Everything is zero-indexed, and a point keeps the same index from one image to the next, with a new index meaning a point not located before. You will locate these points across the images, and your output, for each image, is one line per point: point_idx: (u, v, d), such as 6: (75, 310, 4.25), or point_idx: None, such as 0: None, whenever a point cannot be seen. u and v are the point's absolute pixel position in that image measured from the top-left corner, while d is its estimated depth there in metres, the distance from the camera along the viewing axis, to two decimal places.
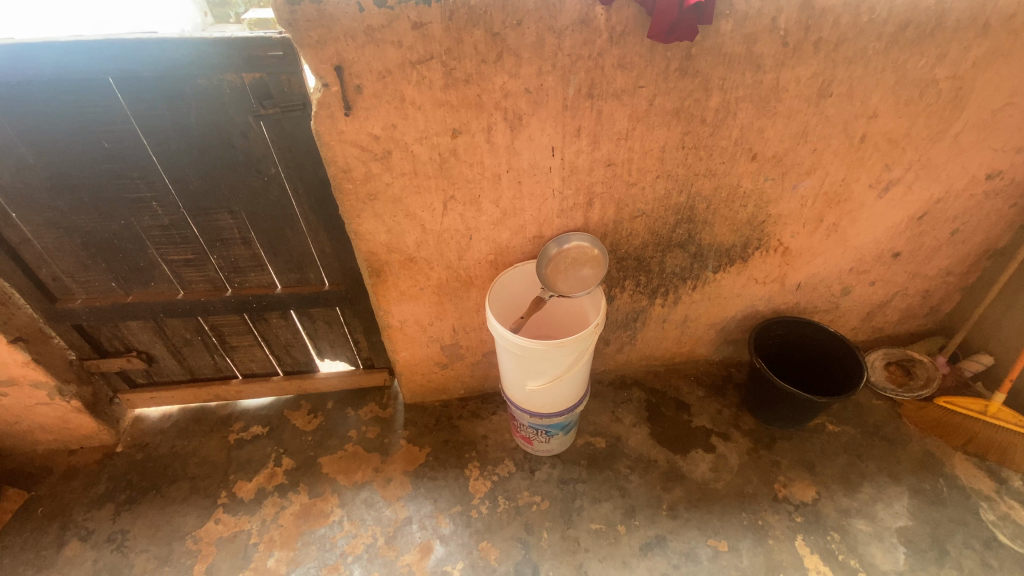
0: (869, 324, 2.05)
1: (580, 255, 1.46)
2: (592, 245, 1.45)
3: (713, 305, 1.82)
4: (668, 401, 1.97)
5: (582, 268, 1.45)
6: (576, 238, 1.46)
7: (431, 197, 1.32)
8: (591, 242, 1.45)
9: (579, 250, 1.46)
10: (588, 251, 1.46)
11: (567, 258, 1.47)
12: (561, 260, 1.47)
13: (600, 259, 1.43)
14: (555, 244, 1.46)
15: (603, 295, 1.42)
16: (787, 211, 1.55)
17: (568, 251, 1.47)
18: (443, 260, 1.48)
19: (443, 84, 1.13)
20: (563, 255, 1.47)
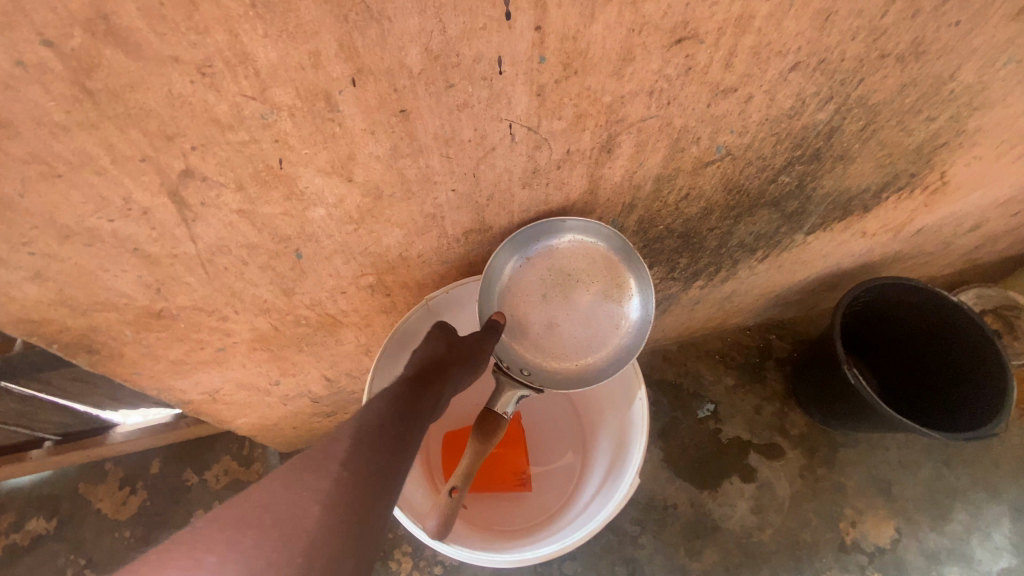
0: (969, 257, 1.40)
1: (572, 274, 0.72)
2: (601, 242, 0.69)
3: (781, 274, 1.08)
4: (687, 400, 1.33)
5: (583, 303, 0.74)
6: (566, 230, 0.67)
7: (116, 183, 0.41)
8: (600, 233, 0.67)
9: (573, 261, 0.70)
10: (592, 259, 0.71)
11: (543, 279, 0.72)
12: (531, 287, 0.72)
13: (636, 280, 0.71)
14: (513, 250, 0.67)
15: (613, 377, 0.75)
16: (996, 121, 0.74)
17: (544, 260, 0.70)
18: (248, 303, 0.61)
19: None
20: (532, 272, 0.71)
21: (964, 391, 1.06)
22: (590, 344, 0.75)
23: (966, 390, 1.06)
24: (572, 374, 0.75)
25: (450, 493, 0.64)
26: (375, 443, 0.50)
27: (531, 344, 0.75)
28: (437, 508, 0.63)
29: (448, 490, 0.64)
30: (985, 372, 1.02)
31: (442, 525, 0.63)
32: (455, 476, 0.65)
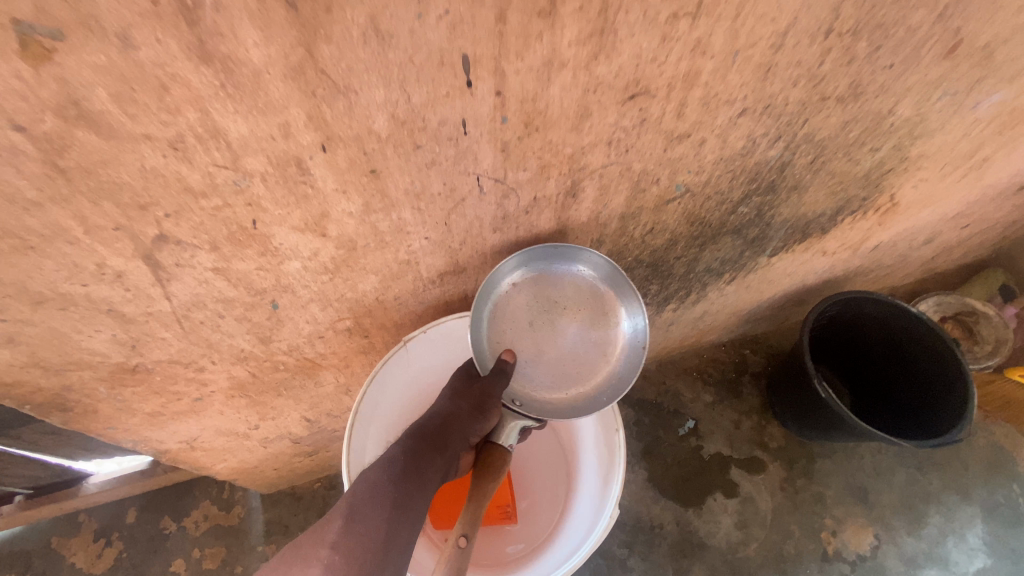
0: (926, 268, 1.46)
1: (566, 301, 0.73)
2: (591, 268, 0.71)
3: (749, 293, 1.12)
4: (668, 419, 1.35)
5: (578, 329, 0.74)
6: (557, 257, 0.69)
7: (91, 251, 0.42)
8: (590, 259, 0.69)
9: (565, 288, 0.72)
10: (584, 286, 0.72)
11: (537, 307, 0.73)
12: (526, 313, 0.73)
13: (629, 305, 0.73)
14: (507, 277, 0.68)
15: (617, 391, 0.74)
16: (936, 148, 0.79)
17: (538, 287, 0.71)
18: (224, 354, 0.61)
19: None
20: (526, 299, 0.72)
21: (931, 396, 1.11)
22: (587, 369, 0.75)
23: (931, 394, 1.11)
24: (568, 403, 0.74)
25: (460, 543, 0.61)
26: (372, 514, 0.50)
27: (528, 373, 0.74)
28: (447, 561, 0.60)
29: (457, 539, 0.62)
30: (942, 378, 1.09)
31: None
32: (463, 524, 0.63)
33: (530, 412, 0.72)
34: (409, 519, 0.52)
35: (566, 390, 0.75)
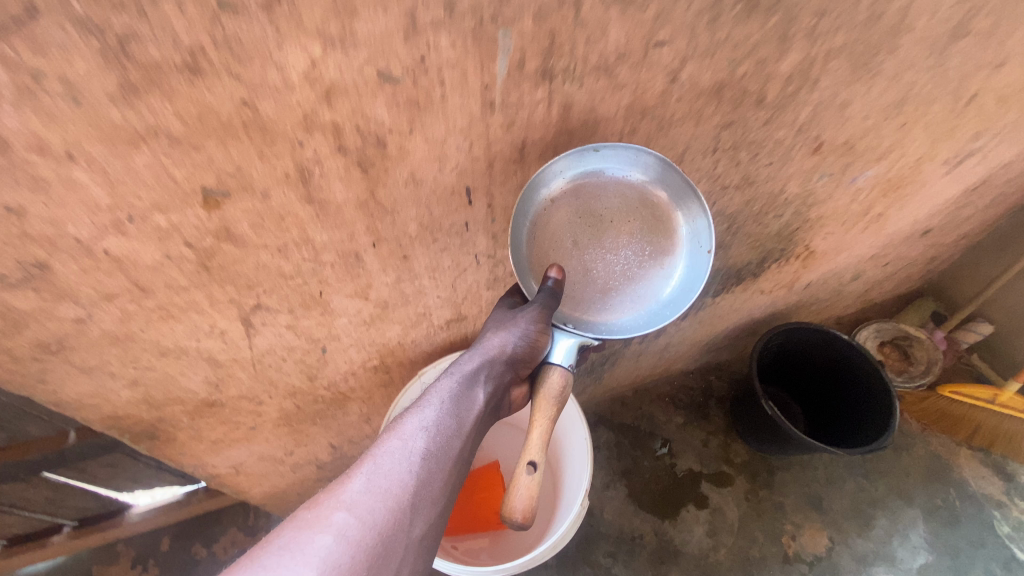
0: (863, 299, 1.67)
1: (619, 209, 0.71)
2: (645, 174, 0.67)
3: (704, 326, 1.31)
4: (645, 441, 1.52)
5: (635, 239, 0.72)
6: (607, 161, 0.65)
7: (209, 317, 0.60)
8: (643, 163, 0.65)
9: (618, 196, 0.70)
10: (637, 192, 0.70)
11: (588, 219, 0.71)
12: (576, 229, 0.71)
13: (681, 204, 0.70)
14: (555, 186, 0.66)
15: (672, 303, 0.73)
16: (832, 211, 1.00)
17: (587, 199, 0.69)
18: (280, 389, 0.79)
19: (115, 88, 0.37)
20: (575, 215, 0.70)
21: (863, 408, 1.31)
22: (644, 283, 0.74)
23: (864, 406, 1.31)
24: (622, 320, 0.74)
25: (531, 469, 0.65)
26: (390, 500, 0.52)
27: (584, 290, 0.74)
28: (522, 486, 0.64)
29: (527, 465, 0.65)
30: (869, 392, 1.29)
31: (529, 502, 0.64)
32: (532, 451, 0.66)
33: (586, 331, 0.72)
34: (437, 488, 0.56)
35: (624, 308, 0.75)
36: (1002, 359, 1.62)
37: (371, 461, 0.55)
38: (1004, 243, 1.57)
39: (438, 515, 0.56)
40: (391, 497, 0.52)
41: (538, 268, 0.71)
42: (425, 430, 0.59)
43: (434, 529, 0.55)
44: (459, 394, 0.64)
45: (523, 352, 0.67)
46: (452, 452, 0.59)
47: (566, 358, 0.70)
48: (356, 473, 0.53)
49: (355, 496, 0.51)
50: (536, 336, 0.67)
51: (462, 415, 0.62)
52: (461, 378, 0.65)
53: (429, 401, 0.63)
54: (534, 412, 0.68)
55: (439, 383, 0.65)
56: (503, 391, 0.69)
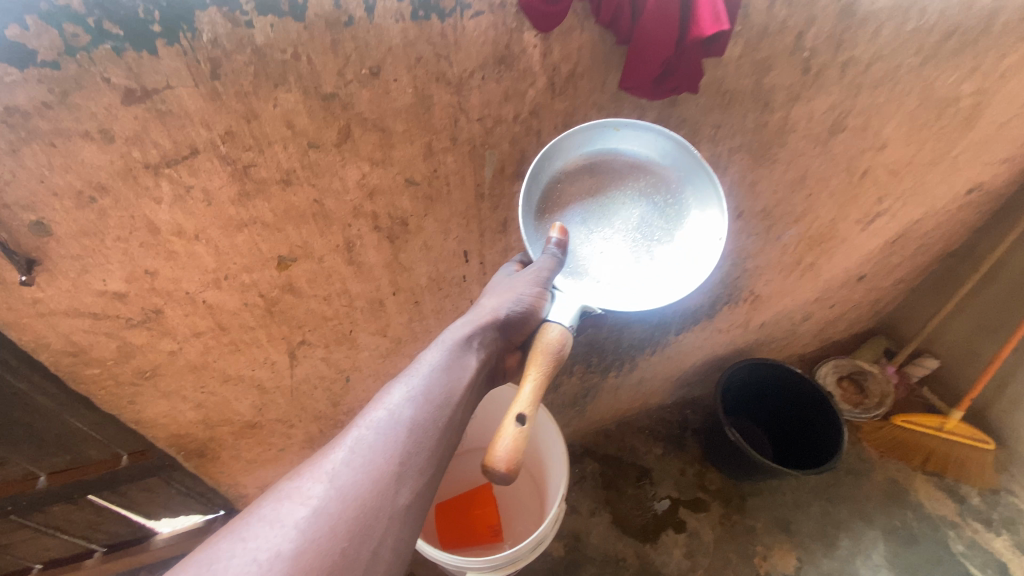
0: (819, 338, 1.84)
1: (629, 184, 0.70)
2: (655, 149, 0.69)
3: (673, 362, 1.49)
4: (627, 471, 1.65)
5: (646, 216, 0.71)
6: (619, 135, 0.68)
7: (265, 351, 0.79)
8: (655, 135, 0.67)
9: (628, 171, 0.70)
10: (647, 169, 0.70)
11: (598, 191, 0.70)
12: (587, 200, 0.69)
13: (691, 181, 0.70)
14: (566, 157, 0.68)
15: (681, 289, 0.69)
16: (767, 262, 1.20)
17: (598, 172, 0.70)
18: (309, 413, 0.95)
19: (235, 194, 0.57)
20: (587, 187, 0.70)
21: (821, 431, 1.50)
22: (655, 262, 0.70)
23: (821, 430, 1.50)
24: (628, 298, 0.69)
25: (519, 422, 0.58)
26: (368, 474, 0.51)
27: (592, 263, 0.69)
28: (507, 435, 0.57)
29: (516, 418, 0.58)
30: (824, 417, 1.49)
31: (514, 454, 0.56)
32: (522, 405, 0.59)
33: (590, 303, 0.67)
34: (423, 458, 0.54)
35: (633, 287, 0.70)
36: (948, 390, 1.79)
37: (354, 434, 0.54)
38: (941, 284, 1.71)
39: (428, 483, 0.54)
40: (373, 469, 0.51)
41: (543, 234, 0.68)
42: (412, 401, 0.57)
43: (423, 497, 0.53)
44: (449, 363, 0.61)
45: (519, 317, 0.63)
46: (440, 422, 0.57)
47: (571, 318, 0.63)
48: (339, 446, 0.53)
49: (336, 470, 0.51)
50: (533, 301, 0.62)
51: (450, 385, 0.60)
52: (451, 346, 0.62)
53: (418, 370, 0.60)
54: (527, 368, 0.61)
55: (430, 353, 0.62)
56: (496, 356, 0.66)
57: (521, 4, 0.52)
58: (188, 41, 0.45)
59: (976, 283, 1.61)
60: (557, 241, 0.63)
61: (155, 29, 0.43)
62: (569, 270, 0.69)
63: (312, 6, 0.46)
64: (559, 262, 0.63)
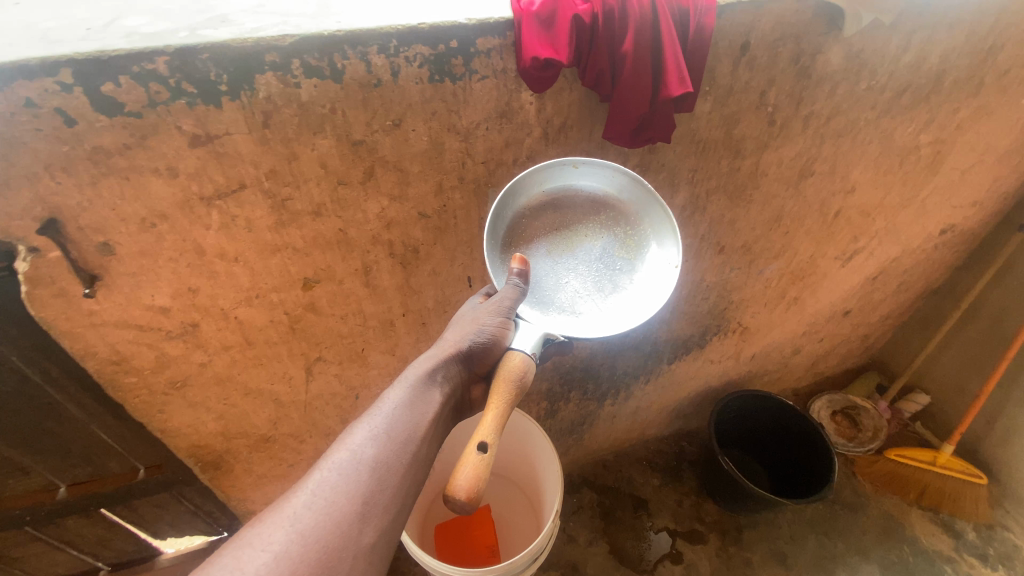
0: (813, 370, 1.86)
1: (590, 219, 0.74)
2: (613, 184, 0.73)
3: (667, 392, 1.55)
4: (624, 501, 1.67)
5: (606, 248, 0.74)
6: (579, 172, 0.72)
7: (285, 365, 0.86)
8: (611, 171, 0.71)
9: (587, 206, 0.74)
10: (606, 203, 0.74)
11: (560, 225, 0.73)
12: (550, 234, 0.73)
13: (648, 214, 0.73)
14: (529, 194, 0.73)
15: (638, 317, 0.70)
16: (751, 295, 1.28)
17: (559, 207, 0.73)
18: (320, 428, 1.02)
19: (272, 223, 0.67)
20: (549, 222, 0.73)
21: (813, 462, 1.54)
22: (617, 292, 0.73)
23: (814, 460, 1.54)
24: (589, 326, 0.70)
25: (481, 450, 0.57)
26: (329, 516, 0.50)
27: (556, 295, 0.72)
28: (468, 463, 0.55)
29: (478, 446, 0.57)
30: (815, 447, 1.53)
31: (474, 483, 0.55)
32: (485, 432, 0.58)
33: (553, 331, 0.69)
34: (387, 496, 0.54)
35: (596, 316, 0.72)
36: (939, 426, 1.82)
37: (315, 475, 0.54)
38: (926, 321, 1.78)
39: (393, 521, 0.54)
40: (336, 509, 0.51)
41: (508, 267, 0.70)
42: (374, 439, 0.57)
43: (390, 533, 0.53)
44: (413, 399, 0.61)
45: (482, 349, 0.65)
46: (405, 459, 0.57)
47: (534, 344, 0.65)
48: (300, 488, 0.53)
49: (297, 512, 0.50)
50: (496, 332, 0.64)
51: (414, 421, 0.60)
52: (415, 382, 0.62)
53: (380, 408, 0.60)
54: (491, 398, 0.61)
55: (393, 390, 0.62)
56: (461, 390, 0.67)
57: (520, 70, 0.63)
58: (246, 99, 0.55)
59: (957, 320, 1.68)
60: (517, 270, 0.66)
61: (222, 88, 0.53)
62: (534, 301, 0.71)
63: (349, 72, 0.56)
64: (521, 292, 0.66)
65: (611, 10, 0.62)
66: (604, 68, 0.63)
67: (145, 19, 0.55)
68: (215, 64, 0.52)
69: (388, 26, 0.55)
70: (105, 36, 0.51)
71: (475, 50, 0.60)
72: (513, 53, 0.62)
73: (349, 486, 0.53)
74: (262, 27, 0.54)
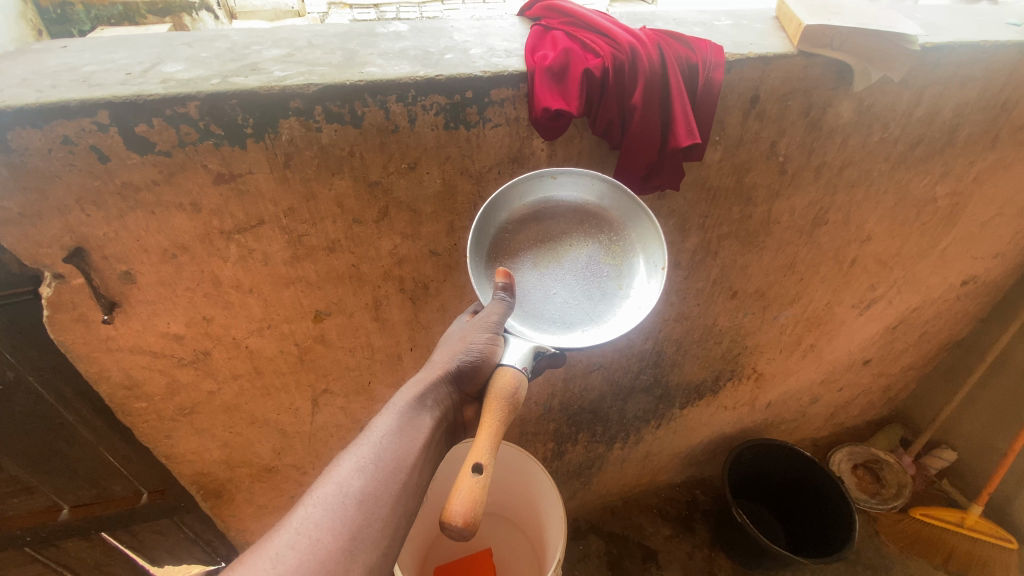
0: (833, 422, 1.80)
1: (574, 229, 0.70)
2: (596, 192, 0.69)
3: (678, 437, 1.50)
4: (632, 550, 1.61)
5: (591, 257, 0.70)
6: (559, 183, 0.69)
7: (292, 396, 0.87)
8: (593, 181, 0.68)
9: (569, 217, 0.70)
10: (590, 213, 0.70)
11: (543, 238, 0.69)
12: (532, 247, 0.69)
13: (633, 220, 0.69)
14: (509, 207, 0.68)
15: (631, 319, 0.67)
16: (766, 340, 1.26)
17: (541, 219, 0.70)
18: (324, 460, 1.01)
19: (288, 257, 0.69)
20: (531, 235, 0.69)
21: (834, 517, 1.46)
22: (605, 300, 0.69)
23: (834, 516, 1.46)
24: (581, 335, 0.67)
25: (476, 472, 0.55)
26: (314, 556, 0.49)
27: (544, 307, 0.68)
28: (463, 486, 0.54)
29: (473, 468, 0.56)
30: (834, 501, 1.46)
31: (471, 506, 0.53)
32: (479, 453, 0.57)
33: (545, 343, 0.66)
34: (375, 530, 0.53)
35: (586, 326, 0.68)
36: (968, 485, 1.73)
37: (300, 513, 0.53)
38: (951, 374, 1.72)
39: (382, 554, 0.53)
40: (321, 548, 0.50)
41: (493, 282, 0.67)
42: (361, 471, 0.56)
43: (378, 568, 0.52)
44: (402, 426, 0.61)
45: (471, 369, 0.64)
46: (393, 489, 0.56)
47: (524, 356, 0.63)
48: (284, 527, 0.52)
49: (281, 552, 0.49)
50: (485, 349, 0.63)
51: (402, 450, 0.59)
52: (403, 409, 0.62)
53: (368, 437, 0.59)
54: (484, 419, 0.59)
55: (381, 418, 0.61)
56: (453, 412, 0.66)
57: (531, 120, 0.65)
58: (268, 141, 0.58)
59: (983, 374, 1.62)
60: (502, 284, 0.62)
61: (247, 131, 0.56)
62: (521, 316, 0.68)
63: (368, 118, 0.59)
64: (508, 306, 0.62)
65: (621, 64, 0.64)
66: (613, 117, 0.65)
67: (182, 66, 0.59)
68: (242, 109, 0.55)
69: (407, 77, 0.58)
70: (143, 81, 0.55)
71: (489, 100, 0.62)
72: (526, 103, 0.64)
73: (335, 522, 0.52)
74: (289, 75, 0.57)
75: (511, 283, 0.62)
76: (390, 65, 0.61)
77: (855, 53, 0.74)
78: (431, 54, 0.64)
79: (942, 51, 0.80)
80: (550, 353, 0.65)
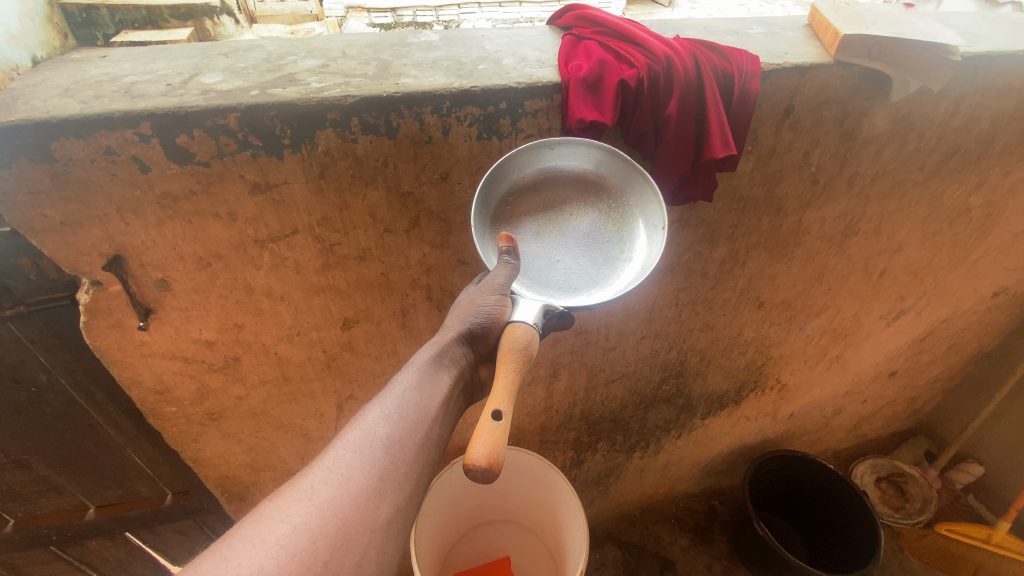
0: (856, 434, 1.77)
1: (573, 198, 0.67)
2: (592, 160, 0.66)
3: (698, 447, 1.48)
4: (650, 560, 1.59)
5: (591, 224, 0.67)
6: (558, 154, 0.65)
7: (318, 402, 0.88)
8: (589, 149, 0.64)
9: (569, 186, 0.67)
10: (588, 181, 0.67)
11: (542, 207, 0.66)
12: (531, 218, 0.66)
13: (633, 184, 0.65)
14: (507, 180, 0.65)
15: (633, 279, 0.63)
16: (790, 351, 1.24)
17: (540, 190, 0.67)
18: None
19: (319, 266, 0.69)
20: (531, 204, 0.66)
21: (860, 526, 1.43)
22: (608, 264, 0.66)
23: (860, 525, 1.43)
24: (587, 296, 0.63)
25: (496, 417, 0.53)
26: (347, 492, 0.49)
27: (548, 273, 0.65)
28: (484, 431, 0.52)
29: (492, 415, 0.53)
30: (860, 511, 1.43)
31: (494, 449, 0.51)
32: (498, 400, 0.54)
33: (553, 303, 0.62)
34: (402, 471, 0.52)
35: (592, 289, 0.65)
36: (996, 500, 1.68)
37: (331, 453, 0.52)
38: (978, 387, 1.67)
39: (408, 497, 0.52)
40: (353, 485, 0.49)
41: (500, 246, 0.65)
42: (386, 419, 0.55)
43: (405, 509, 0.51)
44: (421, 381, 0.59)
45: (481, 330, 0.61)
46: (417, 438, 0.55)
47: (536, 314, 0.60)
48: (316, 465, 0.51)
49: (316, 486, 0.48)
50: (494, 310, 0.60)
51: (424, 402, 0.58)
52: (422, 365, 0.60)
53: (391, 390, 0.58)
54: (497, 371, 0.57)
55: (402, 374, 0.60)
56: (469, 371, 0.64)
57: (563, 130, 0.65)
58: (304, 151, 0.58)
59: (1012, 388, 1.57)
60: (505, 249, 0.60)
61: (285, 142, 0.57)
62: (527, 281, 0.65)
63: (403, 129, 0.59)
64: (514, 270, 0.60)
65: (655, 73, 0.64)
66: (646, 128, 0.64)
67: (220, 77, 0.60)
68: (281, 120, 0.55)
69: (442, 89, 0.58)
70: (183, 92, 0.56)
71: (523, 110, 0.62)
72: (559, 113, 0.64)
73: (364, 463, 0.51)
74: (326, 87, 0.57)
75: (515, 246, 0.60)
76: (425, 76, 0.61)
77: (892, 63, 0.73)
78: (465, 65, 0.64)
79: (981, 61, 0.78)
80: (558, 312, 0.61)
